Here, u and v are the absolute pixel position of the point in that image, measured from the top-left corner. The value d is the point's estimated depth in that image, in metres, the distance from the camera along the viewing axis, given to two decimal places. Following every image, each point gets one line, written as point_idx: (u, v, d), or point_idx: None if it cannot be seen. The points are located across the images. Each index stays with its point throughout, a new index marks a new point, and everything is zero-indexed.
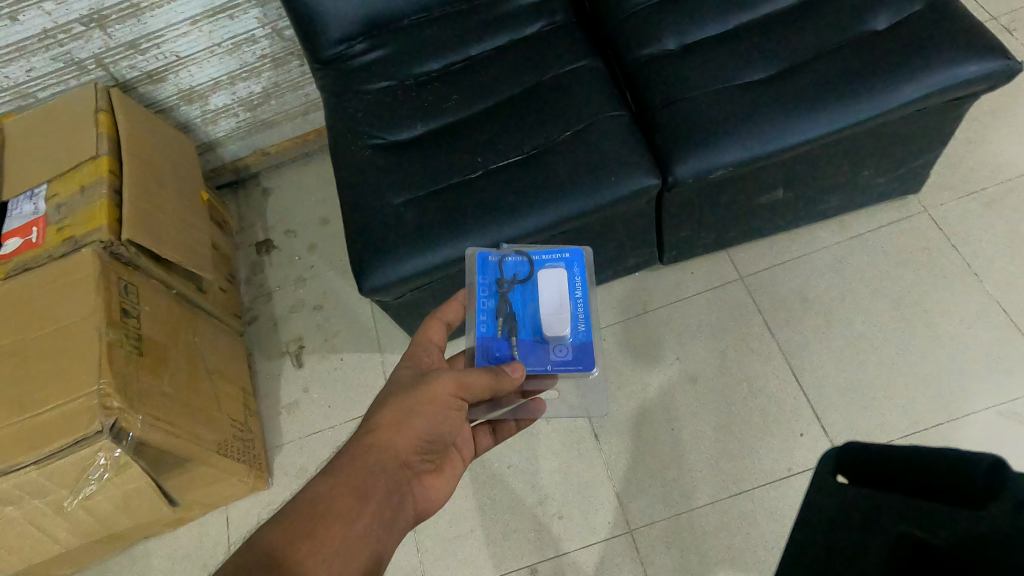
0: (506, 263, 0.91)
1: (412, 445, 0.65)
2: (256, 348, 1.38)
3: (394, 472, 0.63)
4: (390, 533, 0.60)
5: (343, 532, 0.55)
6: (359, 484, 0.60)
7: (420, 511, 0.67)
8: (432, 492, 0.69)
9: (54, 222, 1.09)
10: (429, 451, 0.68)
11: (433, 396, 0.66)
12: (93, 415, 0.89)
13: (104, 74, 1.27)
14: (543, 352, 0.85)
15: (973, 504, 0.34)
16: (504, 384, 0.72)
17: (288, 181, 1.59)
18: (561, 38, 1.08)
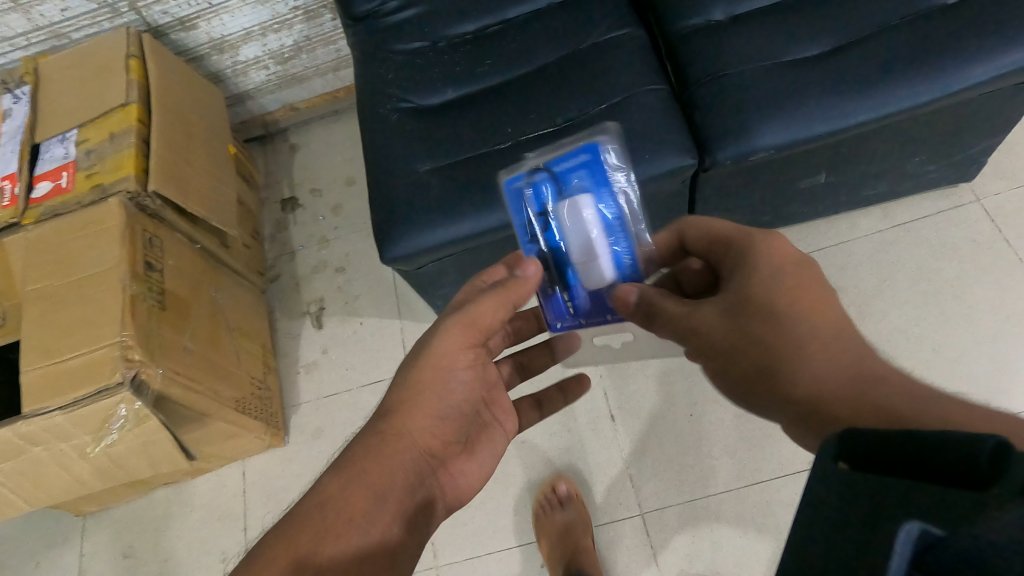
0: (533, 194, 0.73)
1: (426, 426, 0.65)
2: (278, 306, 1.39)
3: (414, 460, 0.63)
4: (413, 531, 0.60)
5: (356, 541, 0.54)
6: (375, 480, 0.60)
7: (449, 499, 0.68)
8: (460, 479, 0.69)
9: (83, 168, 1.10)
10: (451, 429, 0.68)
11: (441, 358, 0.65)
12: (115, 366, 0.90)
13: (135, 18, 1.25)
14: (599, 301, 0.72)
15: (977, 487, 0.30)
16: (525, 290, 0.67)
17: (316, 139, 1.57)
18: (603, 3, 1.01)
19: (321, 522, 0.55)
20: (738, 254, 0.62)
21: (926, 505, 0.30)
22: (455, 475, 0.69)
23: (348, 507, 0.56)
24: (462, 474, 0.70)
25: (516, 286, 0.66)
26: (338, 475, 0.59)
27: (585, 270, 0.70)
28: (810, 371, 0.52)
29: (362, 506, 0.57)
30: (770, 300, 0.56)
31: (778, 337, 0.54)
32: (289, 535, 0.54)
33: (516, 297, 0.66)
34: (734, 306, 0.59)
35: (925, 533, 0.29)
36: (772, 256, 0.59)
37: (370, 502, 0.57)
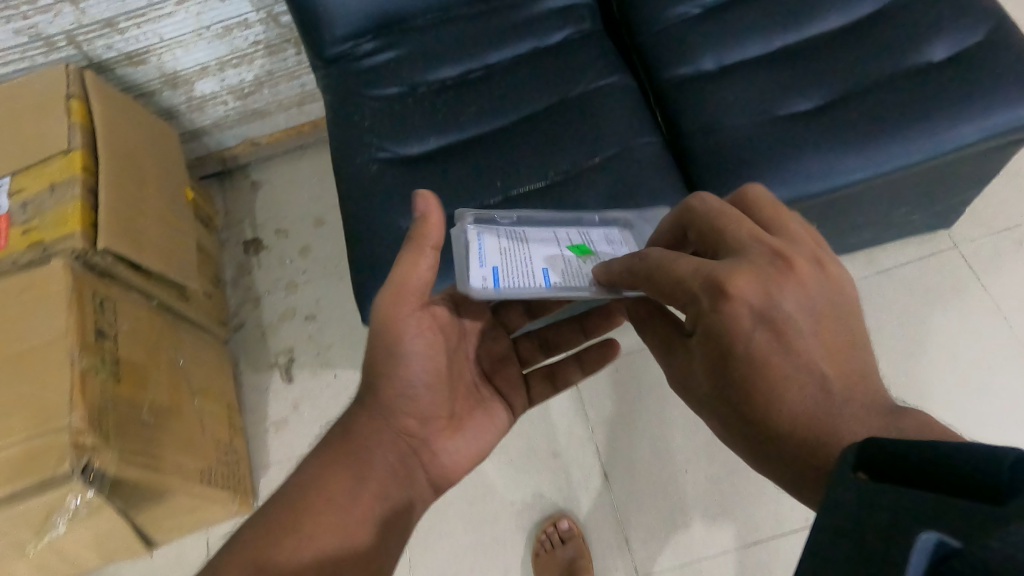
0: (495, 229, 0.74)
1: (397, 406, 0.68)
2: (242, 357, 1.30)
3: (391, 440, 0.68)
4: (395, 504, 0.65)
5: (336, 519, 0.59)
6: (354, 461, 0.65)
7: (434, 475, 0.71)
8: (448, 455, 0.72)
9: (18, 222, 0.99)
10: (432, 405, 0.70)
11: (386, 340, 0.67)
12: (63, 455, 0.79)
13: (76, 52, 1.15)
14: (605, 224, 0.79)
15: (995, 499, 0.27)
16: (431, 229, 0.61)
17: (280, 175, 1.48)
18: (590, 50, 0.98)
19: (296, 507, 0.60)
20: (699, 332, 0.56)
21: (937, 511, 0.26)
22: (440, 450, 0.71)
23: (323, 492, 0.61)
24: (449, 450, 0.72)
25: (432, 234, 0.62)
26: (321, 455, 0.66)
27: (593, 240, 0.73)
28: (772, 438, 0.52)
29: (340, 487, 0.62)
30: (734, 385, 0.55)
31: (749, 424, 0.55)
32: (269, 519, 0.59)
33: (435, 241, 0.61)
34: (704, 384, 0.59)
35: (942, 543, 0.25)
36: (728, 342, 0.54)
37: (348, 483, 0.63)
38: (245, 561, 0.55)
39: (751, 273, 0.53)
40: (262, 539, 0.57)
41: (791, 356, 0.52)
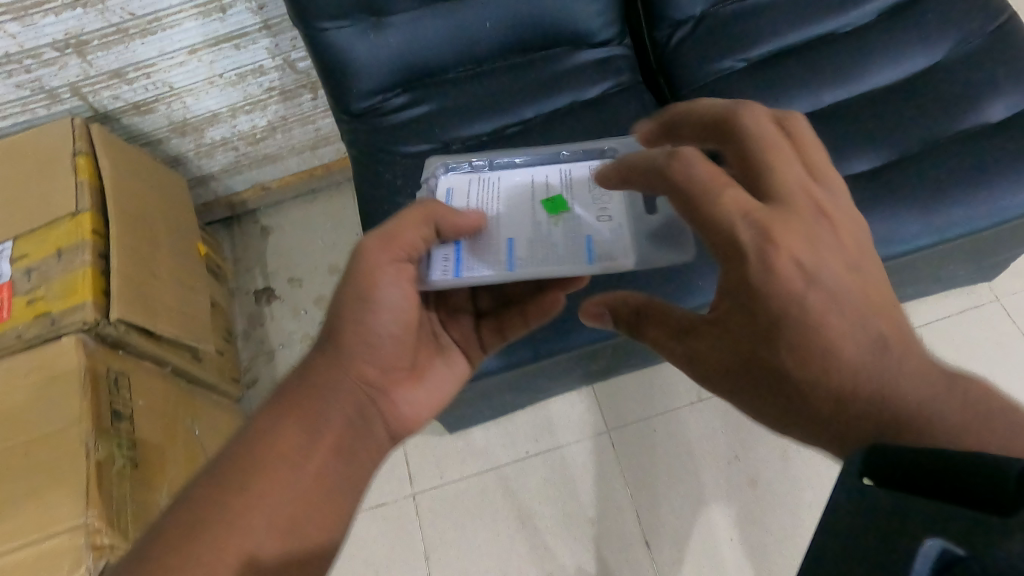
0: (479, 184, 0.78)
1: (359, 354, 0.61)
2: None
3: (350, 391, 0.61)
4: (350, 466, 0.60)
5: (288, 480, 0.55)
6: (309, 414, 0.59)
7: (394, 426, 0.65)
8: (407, 407, 0.66)
9: (22, 290, 0.92)
10: (397, 354, 0.63)
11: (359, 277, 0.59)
12: (78, 559, 0.71)
13: (81, 104, 1.13)
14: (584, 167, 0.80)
15: (997, 509, 0.26)
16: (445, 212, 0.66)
17: (292, 220, 1.43)
18: (630, 105, 0.94)
19: (245, 467, 0.54)
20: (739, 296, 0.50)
21: (940, 522, 0.26)
22: (399, 401, 0.65)
23: (276, 449, 0.56)
24: (410, 402, 0.66)
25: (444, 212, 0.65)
26: (271, 403, 0.59)
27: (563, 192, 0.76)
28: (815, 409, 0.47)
29: (295, 442, 0.57)
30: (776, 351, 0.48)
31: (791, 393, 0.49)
32: (216, 478, 0.54)
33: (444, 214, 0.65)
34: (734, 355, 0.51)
35: (945, 551, 0.25)
36: (780, 306, 0.48)
37: (301, 439, 0.57)
38: (194, 517, 0.52)
39: (799, 225, 0.49)
40: (204, 501, 0.53)
41: (840, 313, 0.48)
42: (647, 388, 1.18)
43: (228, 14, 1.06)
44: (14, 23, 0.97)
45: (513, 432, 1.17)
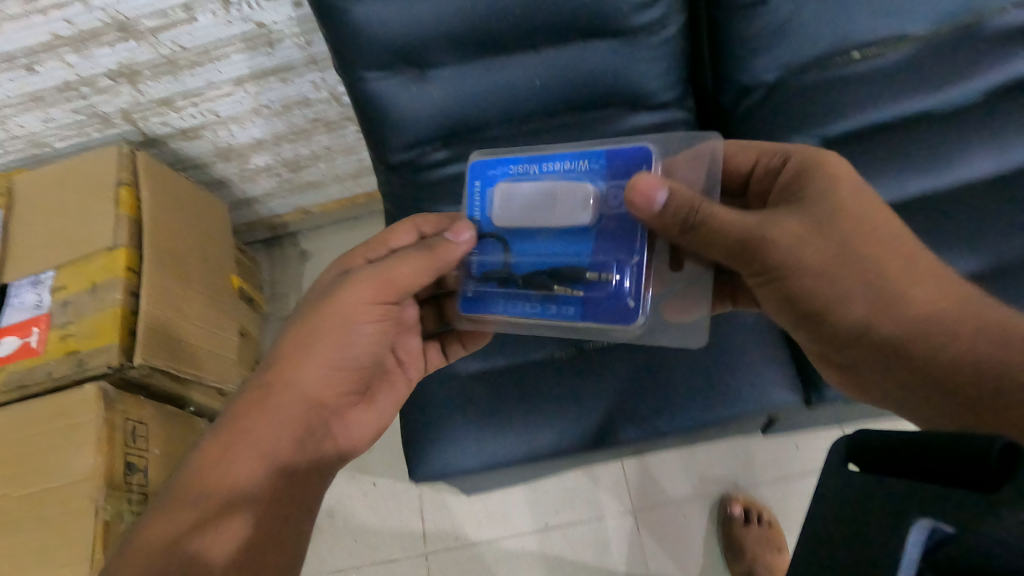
0: (485, 299, 0.69)
1: (320, 375, 0.63)
2: None
3: (300, 413, 0.61)
4: (302, 492, 0.59)
5: (236, 512, 0.55)
6: (259, 441, 0.58)
7: (343, 447, 0.65)
8: (356, 427, 0.67)
9: (57, 323, 0.93)
10: (348, 380, 0.66)
11: (343, 307, 0.63)
12: None
13: (130, 129, 1.14)
14: (602, 254, 0.65)
15: (983, 486, 0.29)
16: (454, 256, 0.65)
17: (333, 248, 1.44)
18: None
19: (202, 503, 0.55)
20: (815, 186, 0.61)
21: (943, 505, 0.29)
22: (349, 422, 0.67)
23: (233, 482, 0.56)
24: (360, 420, 0.68)
25: (438, 253, 0.64)
26: (217, 438, 0.59)
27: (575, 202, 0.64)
28: (912, 298, 0.59)
29: (252, 470, 0.57)
30: (858, 231, 0.59)
31: (863, 272, 0.59)
32: (165, 510, 0.55)
33: (439, 267, 0.64)
34: (826, 240, 0.58)
35: (935, 530, 0.29)
36: (848, 181, 0.60)
37: (252, 470, 0.57)
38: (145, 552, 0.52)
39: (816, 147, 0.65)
40: (155, 530, 0.54)
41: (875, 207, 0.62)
42: (650, 483, 1.15)
43: (275, 48, 1.03)
44: (72, 53, 0.98)
45: (519, 504, 1.16)
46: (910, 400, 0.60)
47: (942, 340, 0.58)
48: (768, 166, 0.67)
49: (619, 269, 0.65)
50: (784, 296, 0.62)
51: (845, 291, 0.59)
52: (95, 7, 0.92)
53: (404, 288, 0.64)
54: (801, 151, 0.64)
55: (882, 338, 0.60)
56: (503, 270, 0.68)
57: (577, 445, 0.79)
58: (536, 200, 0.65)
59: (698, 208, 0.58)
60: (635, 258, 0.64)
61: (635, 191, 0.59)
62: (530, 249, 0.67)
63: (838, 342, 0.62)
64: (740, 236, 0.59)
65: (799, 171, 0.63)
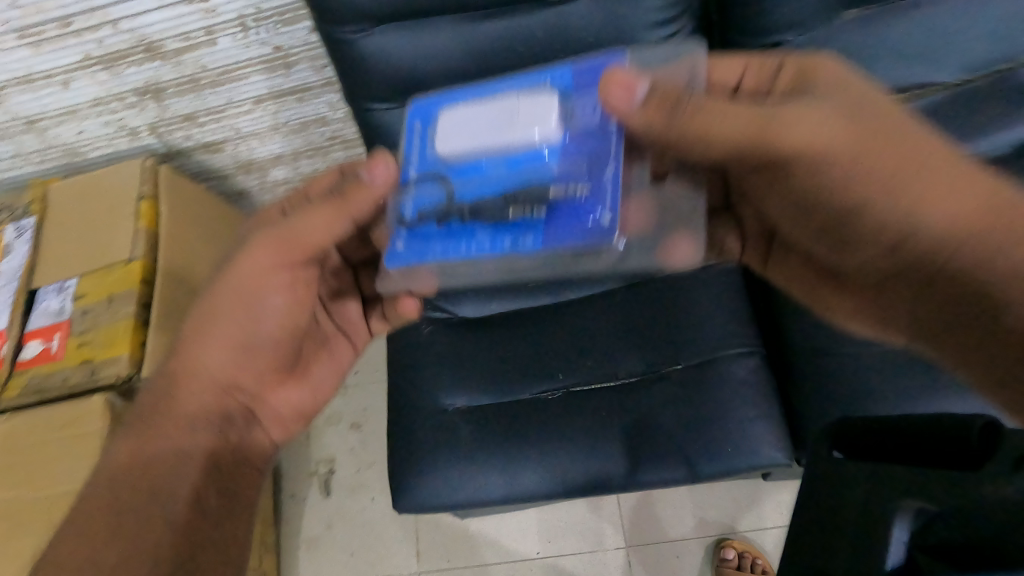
0: (421, 241, 0.60)
1: (225, 358, 0.61)
2: (286, 463, 1.33)
3: (214, 400, 0.62)
4: (222, 490, 0.61)
5: (161, 522, 0.56)
6: (175, 443, 0.60)
7: (271, 430, 0.67)
8: (283, 407, 0.68)
9: (75, 331, 0.99)
10: (263, 361, 0.64)
11: (240, 284, 0.60)
12: None
13: (156, 142, 1.18)
14: (568, 164, 0.58)
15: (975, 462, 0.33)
16: (369, 198, 0.59)
17: None
18: None
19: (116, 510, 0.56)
20: (821, 81, 0.54)
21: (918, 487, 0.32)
22: (274, 402, 0.67)
23: (150, 488, 0.57)
24: (284, 410, 0.68)
25: (354, 197, 0.59)
26: (129, 443, 0.60)
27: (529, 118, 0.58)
28: (936, 194, 0.52)
29: (167, 474, 0.58)
30: (885, 119, 0.52)
31: (896, 165, 0.52)
32: (80, 532, 0.55)
33: (356, 213, 0.59)
34: (853, 126, 0.51)
35: (913, 520, 0.32)
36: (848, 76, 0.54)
37: (173, 476, 0.58)
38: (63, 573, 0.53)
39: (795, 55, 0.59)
40: (72, 551, 0.54)
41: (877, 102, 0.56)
42: (652, 522, 1.15)
43: (292, 70, 1.06)
44: (102, 71, 1.02)
45: (526, 527, 1.19)
46: (954, 344, 0.56)
47: (986, 244, 0.51)
48: (760, 67, 0.60)
49: (589, 180, 0.57)
50: (803, 200, 0.57)
51: (881, 194, 0.53)
52: (123, 29, 0.95)
53: (313, 243, 0.59)
54: (797, 57, 0.58)
55: (923, 247, 0.54)
56: (445, 205, 0.59)
57: (558, 490, 0.78)
58: (495, 117, 0.58)
59: (687, 97, 0.53)
60: (608, 168, 0.57)
61: (610, 84, 0.55)
62: (477, 180, 0.59)
63: (880, 252, 0.58)
64: (747, 124, 0.51)
65: (798, 73, 0.56)
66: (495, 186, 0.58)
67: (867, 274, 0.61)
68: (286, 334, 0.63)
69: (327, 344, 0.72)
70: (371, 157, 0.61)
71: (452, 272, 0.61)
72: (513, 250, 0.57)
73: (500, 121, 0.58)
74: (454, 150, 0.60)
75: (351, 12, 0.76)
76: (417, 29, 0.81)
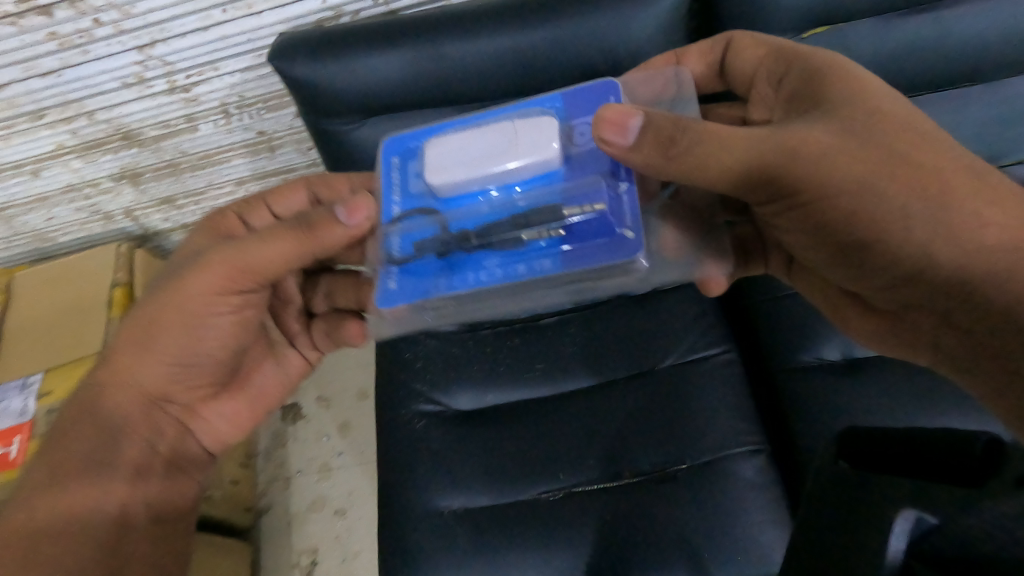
0: (418, 276, 0.59)
1: (159, 374, 0.66)
2: (266, 555, 1.26)
3: (140, 413, 0.66)
4: (150, 491, 0.67)
5: (82, 535, 0.61)
6: (99, 454, 0.64)
7: (203, 440, 0.73)
8: (214, 420, 0.73)
9: (40, 432, 0.95)
10: (199, 377, 0.68)
11: (184, 305, 0.62)
12: None
13: (131, 225, 1.16)
14: (578, 183, 0.57)
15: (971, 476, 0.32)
16: (336, 236, 0.58)
17: None
18: (679, 307, 0.87)
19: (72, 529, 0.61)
20: (835, 91, 0.54)
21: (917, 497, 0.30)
22: (206, 416, 0.73)
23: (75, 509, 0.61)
24: (207, 418, 0.73)
25: (318, 231, 0.58)
26: (45, 461, 0.63)
27: (528, 138, 0.56)
28: (945, 229, 0.53)
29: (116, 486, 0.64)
30: (903, 136, 0.52)
31: (911, 195, 0.52)
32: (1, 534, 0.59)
33: (315, 249, 0.59)
34: (861, 150, 0.51)
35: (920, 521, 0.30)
36: (869, 91, 0.53)
37: (92, 487, 0.62)
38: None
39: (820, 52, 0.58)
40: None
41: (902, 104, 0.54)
42: None
43: (276, 152, 1.05)
44: (77, 159, 0.99)
45: None
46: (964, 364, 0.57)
47: (999, 269, 0.52)
48: (769, 79, 0.61)
49: (607, 196, 0.56)
50: (815, 226, 0.56)
51: (890, 221, 0.53)
52: (100, 120, 0.92)
53: (265, 271, 0.60)
54: (816, 57, 0.57)
55: (938, 276, 0.54)
56: (441, 236, 0.58)
57: None
58: (490, 141, 0.56)
59: (685, 127, 0.51)
60: (621, 184, 0.58)
61: (604, 124, 0.52)
62: (474, 209, 0.58)
63: (886, 282, 0.57)
64: (746, 153, 0.51)
65: (818, 77, 0.56)
66: (498, 212, 0.57)
67: (883, 298, 0.60)
68: (223, 353, 0.68)
69: (271, 349, 0.76)
70: (350, 200, 0.59)
71: (455, 308, 0.60)
72: (530, 274, 0.56)
73: (496, 144, 0.56)
74: (448, 180, 0.57)
75: (343, 106, 0.78)
76: (407, 119, 0.81)
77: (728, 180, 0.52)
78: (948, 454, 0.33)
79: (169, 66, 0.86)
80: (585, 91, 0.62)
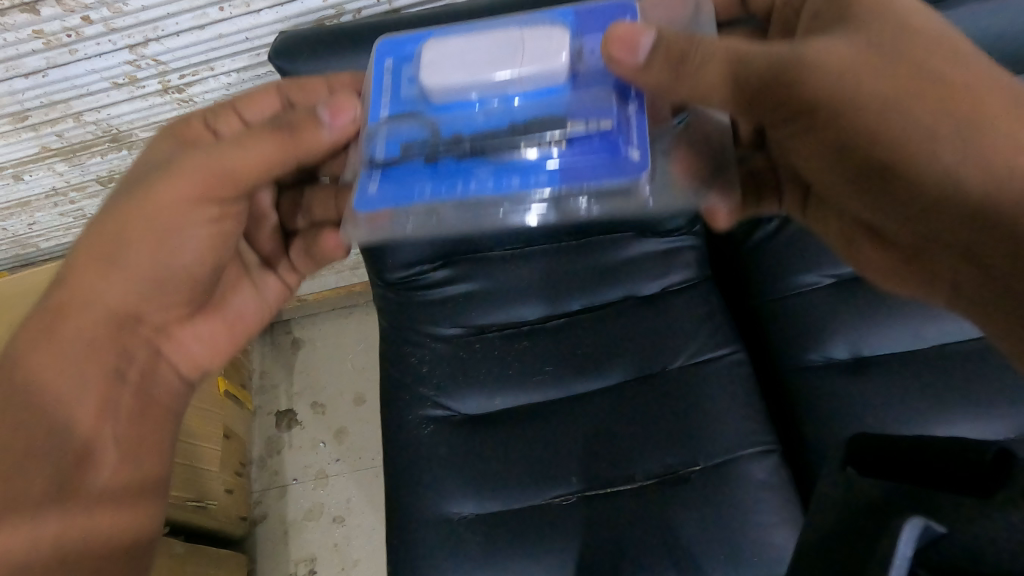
0: (400, 181, 0.55)
1: (128, 291, 0.57)
2: (261, 566, 1.24)
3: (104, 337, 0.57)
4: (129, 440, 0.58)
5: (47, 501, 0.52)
6: (62, 395, 0.55)
7: (181, 368, 0.64)
8: (188, 346, 0.64)
9: None
10: (175, 297, 0.60)
11: (156, 212, 0.54)
12: None
13: None
14: (581, 96, 0.56)
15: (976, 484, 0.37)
16: (318, 141, 0.56)
17: (325, 337, 1.44)
18: (685, 308, 0.88)
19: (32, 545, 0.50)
20: (858, 7, 0.52)
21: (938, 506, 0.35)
22: (183, 342, 0.64)
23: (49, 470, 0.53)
24: (183, 342, 0.64)
25: (302, 137, 0.55)
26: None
27: (532, 46, 0.55)
28: (976, 149, 0.48)
29: (96, 443, 0.56)
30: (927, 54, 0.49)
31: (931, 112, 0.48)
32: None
33: (300, 154, 0.55)
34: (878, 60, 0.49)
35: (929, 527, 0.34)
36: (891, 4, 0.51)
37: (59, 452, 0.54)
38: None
39: None
40: None
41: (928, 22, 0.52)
42: None
43: None
44: (62, 163, 0.96)
45: None
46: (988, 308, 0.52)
47: None
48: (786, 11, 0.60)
49: (614, 116, 0.55)
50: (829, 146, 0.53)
51: (908, 140, 0.49)
52: (87, 122, 0.89)
53: (248, 179, 0.54)
54: None
55: (964, 203, 0.49)
56: (431, 141, 0.56)
57: None
58: (495, 46, 0.55)
59: (698, 42, 0.51)
60: (630, 107, 0.56)
61: (615, 41, 0.52)
62: (471, 115, 0.56)
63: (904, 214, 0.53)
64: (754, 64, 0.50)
65: None
66: (494, 121, 0.55)
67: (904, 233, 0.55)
68: (200, 270, 0.59)
69: (248, 273, 0.69)
70: (333, 101, 0.58)
71: (438, 219, 0.57)
72: (524, 187, 0.54)
73: (500, 50, 0.55)
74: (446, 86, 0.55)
75: None
76: None
77: (738, 93, 0.51)
78: (951, 460, 0.39)
79: (162, 67, 0.84)
80: (595, 10, 0.61)
